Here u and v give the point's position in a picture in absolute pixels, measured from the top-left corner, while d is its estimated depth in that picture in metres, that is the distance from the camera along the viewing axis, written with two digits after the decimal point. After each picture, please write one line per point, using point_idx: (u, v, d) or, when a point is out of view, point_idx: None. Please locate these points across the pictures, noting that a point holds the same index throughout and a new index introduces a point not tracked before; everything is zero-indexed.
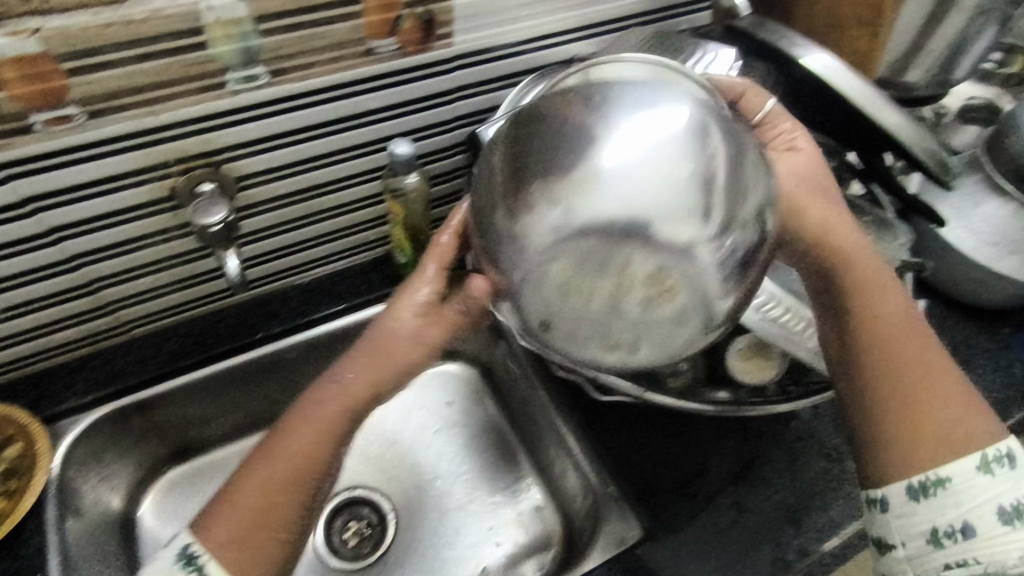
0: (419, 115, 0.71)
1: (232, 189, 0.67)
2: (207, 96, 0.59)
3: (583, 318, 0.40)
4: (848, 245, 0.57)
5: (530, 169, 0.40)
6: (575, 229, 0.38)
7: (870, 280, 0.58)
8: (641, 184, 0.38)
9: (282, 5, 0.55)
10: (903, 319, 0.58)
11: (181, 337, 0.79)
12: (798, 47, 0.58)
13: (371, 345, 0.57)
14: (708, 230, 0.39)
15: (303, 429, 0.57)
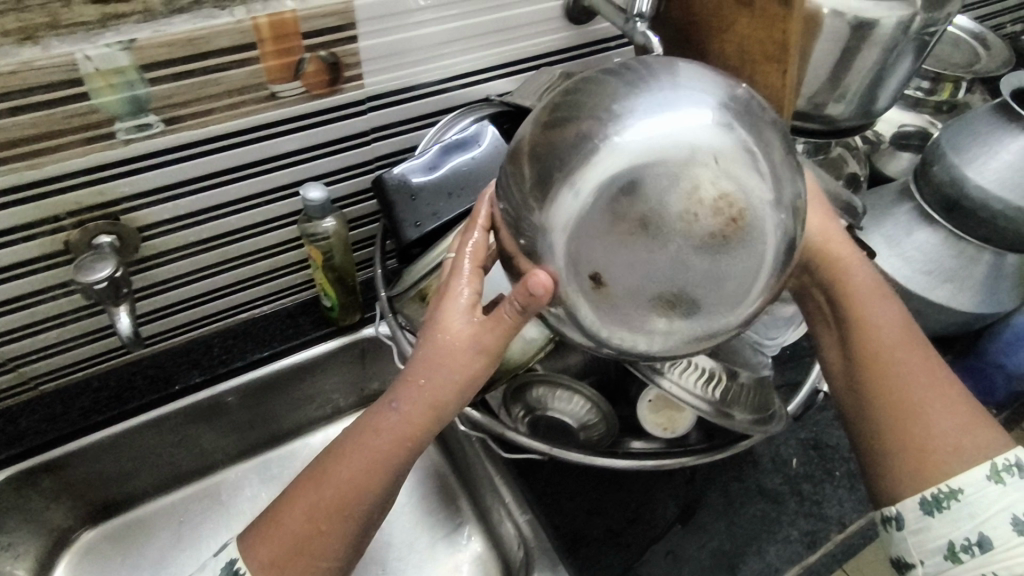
0: (336, 158, 0.69)
1: (134, 240, 0.64)
2: (98, 146, 0.56)
3: (613, 305, 0.40)
4: (845, 250, 0.58)
5: (568, 141, 0.39)
6: (627, 181, 0.37)
7: (860, 287, 0.57)
8: (687, 127, 0.37)
9: (169, 53, 0.53)
10: (900, 333, 0.56)
11: (94, 392, 0.74)
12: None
13: (425, 360, 0.47)
14: (763, 169, 0.38)
15: (373, 444, 0.48)
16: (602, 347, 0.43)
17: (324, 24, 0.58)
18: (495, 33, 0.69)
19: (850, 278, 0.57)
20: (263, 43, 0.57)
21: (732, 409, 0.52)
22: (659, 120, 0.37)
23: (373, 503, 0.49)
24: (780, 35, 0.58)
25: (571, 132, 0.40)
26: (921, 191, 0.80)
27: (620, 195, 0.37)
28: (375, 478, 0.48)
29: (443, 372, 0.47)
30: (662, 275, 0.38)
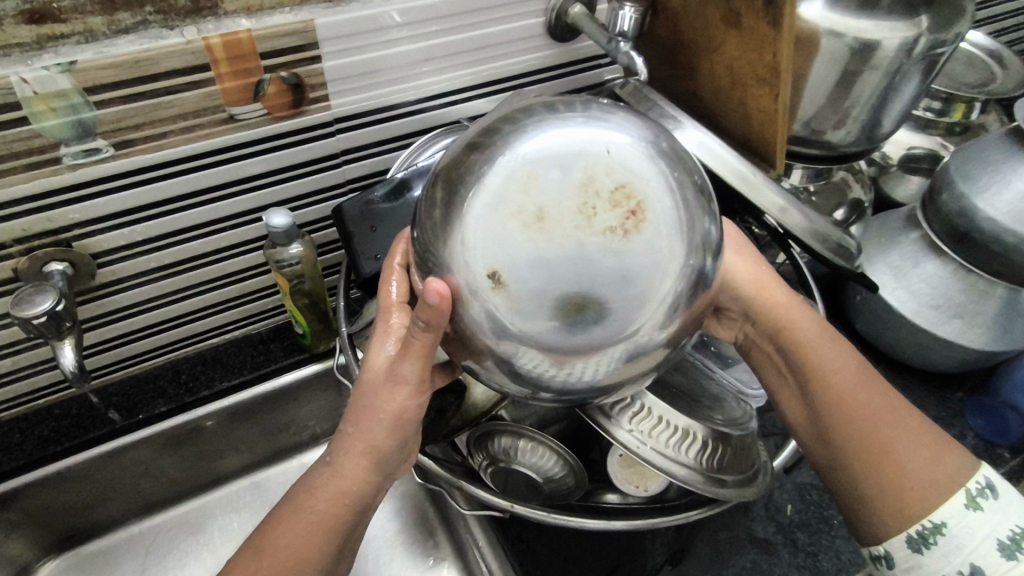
0: (304, 181, 0.65)
1: (88, 267, 0.60)
2: (42, 172, 0.53)
3: (518, 322, 0.35)
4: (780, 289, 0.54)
5: (469, 163, 0.37)
6: (523, 190, 0.34)
7: (805, 326, 0.53)
8: (585, 138, 0.35)
9: (115, 75, 0.50)
10: (852, 369, 0.52)
11: (54, 421, 0.71)
12: (677, 121, 0.54)
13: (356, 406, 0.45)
14: (670, 179, 0.36)
15: (311, 505, 0.44)
16: (527, 384, 0.39)
17: (284, 44, 0.55)
18: (472, 52, 0.65)
19: (794, 318, 0.53)
20: (217, 64, 0.54)
21: (723, 474, 0.47)
22: (557, 132, 0.35)
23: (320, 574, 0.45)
24: (770, 56, 0.53)
25: (472, 155, 0.37)
26: (929, 220, 0.75)
27: (516, 203, 0.34)
28: (319, 546, 0.44)
29: (375, 414, 0.44)
30: (563, 287, 0.34)
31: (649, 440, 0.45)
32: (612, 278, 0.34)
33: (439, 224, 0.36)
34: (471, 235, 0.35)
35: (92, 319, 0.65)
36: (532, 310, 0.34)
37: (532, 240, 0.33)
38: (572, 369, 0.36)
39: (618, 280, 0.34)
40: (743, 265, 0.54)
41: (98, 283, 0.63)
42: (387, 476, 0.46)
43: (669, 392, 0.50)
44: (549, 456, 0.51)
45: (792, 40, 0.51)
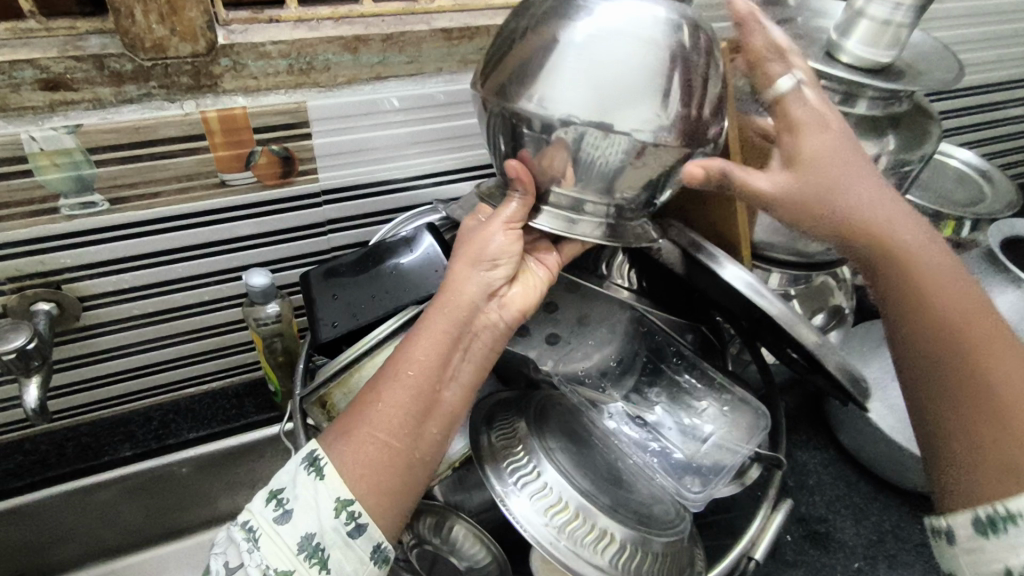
0: (287, 245, 0.69)
1: (74, 309, 0.64)
2: (41, 219, 0.57)
3: (603, 509, 0.47)
4: (841, 171, 0.49)
5: (520, 28, 0.46)
6: (588, 52, 0.42)
7: (865, 192, 0.49)
8: (632, 35, 0.43)
9: (116, 139, 0.56)
10: (924, 247, 0.48)
11: (25, 454, 0.72)
12: (715, 257, 0.54)
13: (454, 297, 0.48)
14: (552, 552, 0.44)
15: (416, 353, 0.46)
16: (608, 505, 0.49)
17: (278, 121, 0.60)
18: (457, 139, 0.70)
19: (896, 236, 0.48)
20: (212, 134, 0.59)
21: None
22: (574, 94, 0.42)
23: (428, 433, 0.46)
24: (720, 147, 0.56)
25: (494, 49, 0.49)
26: None
27: (571, 59, 0.42)
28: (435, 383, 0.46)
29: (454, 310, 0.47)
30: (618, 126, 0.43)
31: (561, 536, 0.45)
32: (661, 118, 0.43)
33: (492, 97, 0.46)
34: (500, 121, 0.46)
35: (75, 358, 0.68)
36: (558, 139, 0.44)
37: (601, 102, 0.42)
38: (653, 522, 0.49)
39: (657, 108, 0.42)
40: (810, 134, 0.50)
41: (81, 326, 0.66)
42: (476, 321, 0.48)
43: (601, 489, 0.50)
44: (473, 541, 0.51)
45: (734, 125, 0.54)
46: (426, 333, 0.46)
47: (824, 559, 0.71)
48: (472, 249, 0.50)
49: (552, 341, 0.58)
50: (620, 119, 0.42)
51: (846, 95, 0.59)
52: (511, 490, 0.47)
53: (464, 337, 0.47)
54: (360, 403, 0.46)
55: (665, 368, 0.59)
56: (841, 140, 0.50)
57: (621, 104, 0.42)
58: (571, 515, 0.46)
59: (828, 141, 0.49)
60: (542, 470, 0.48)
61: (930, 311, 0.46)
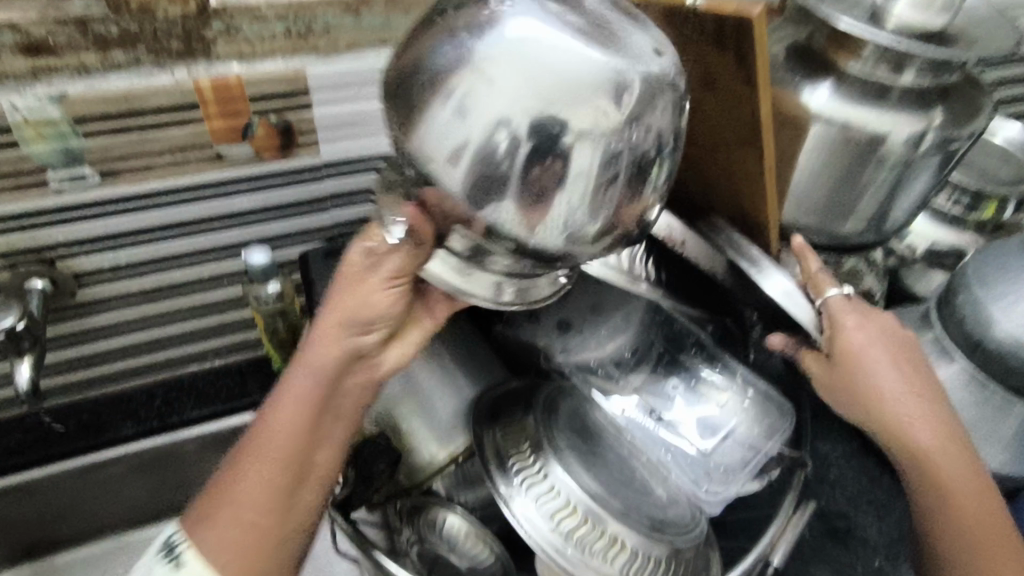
0: (289, 222, 0.66)
1: (69, 286, 0.61)
2: (30, 193, 0.55)
3: (615, 513, 0.46)
4: (895, 388, 0.50)
5: (421, 40, 0.40)
6: (497, 73, 0.36)
7: (910, 407, 0.50)
8: (554, 50, 0.36)
9: (104, 108, 0.53)
10: (952, 448, 0.50)
11: (26, 431, 0.71)
12: (760, 264, 0.52)
13: (312, 362, 0.44)
14: (559, 559, 0.43)
15: (267, 429, 0.44)
16: (624, 510, 0.47)
17: (273, 90, 0.57)
18: None
19: (929, 447, 0.50)
20: (206, 105, 0.56)
21: None
22: (480, 123, 0.36)
23: (302, 500, 0.45)
24: (748, 118, 0.51)
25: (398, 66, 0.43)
26: (942, 322, 0.70)
27: (478, 85, 0.37)
28: (297, 454, 0.44)
29: (312, 384, 0.44)
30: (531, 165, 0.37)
31: (569, 543, 0.44)
32: (582, 152, 0.37)
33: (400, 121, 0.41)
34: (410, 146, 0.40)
35: (73, 336, 0.66)
36: (466, 174, 0.38)
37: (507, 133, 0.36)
38: (664, 525, 0.47)
39: (581, 142, 0.37)
40: (865, 341, 0.51)
41: (79, 303, 0.64)
42: (341, 381, 0.45)
43: (612, 490, 0.48)
44: (475, 540, 0.50)
45: (767, 94, 0.49)
46: (285, 408, 0.44)
47: (844, 554, 0.69)
48: (342, 311, 0.44)
49: (563, 329, 0.56)
50: (537, 149, 0.36)
51: (896, 65, 0.55)
52: (517, 492, 0.45)
53: (331, 403, 0.45)
54: (221, 483, 0.45)
55: (684, 359, 0.55)
56: (885, 352, 0.51)
57: (556, 115, 0.36)
58: (579, 520, 0.45)
59: (875, 347, 0.51)
60: (549, 471, 0.46)
61: (949, 494, 0.50)
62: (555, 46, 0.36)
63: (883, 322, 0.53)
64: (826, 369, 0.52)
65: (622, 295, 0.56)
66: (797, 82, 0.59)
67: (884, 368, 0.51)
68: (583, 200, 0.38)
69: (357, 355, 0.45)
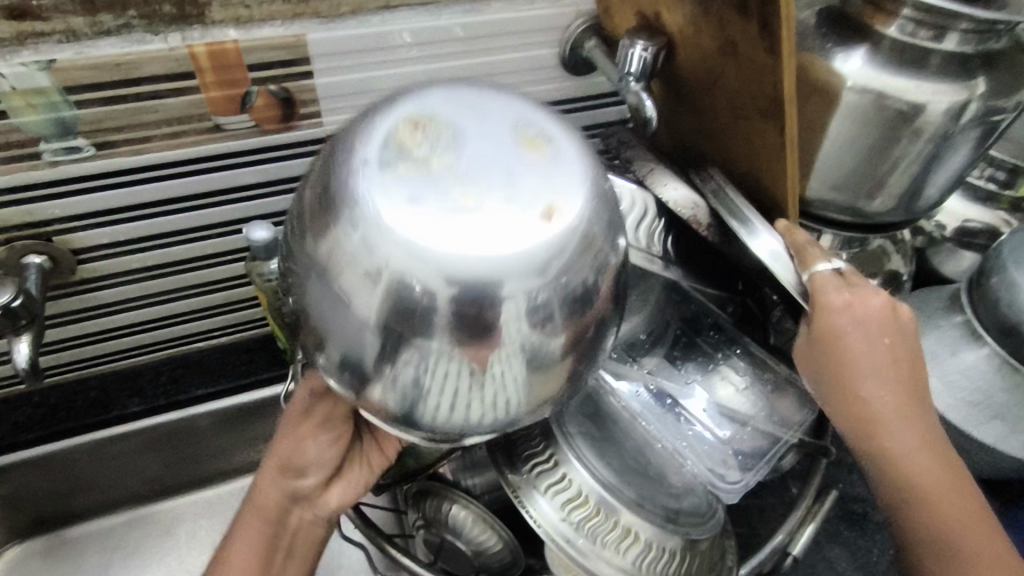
0: (292, 196, 0.64)
1: (68, 262, 0.60)
2: (22, 165, 0.53)
3: (629, 504, 0.44)
4: (869, 372, 0.45)
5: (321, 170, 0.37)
6: (422, 213, 0.33)
7: (891, 400, 0.46)
8: (486, 187, 0.34)
9: (96, 76, 0.50)
10: (927, 441, 0.46)
11: (32, 407, 0.70)
12: (748, 224, 0.48)
13: (262, 499, 0.50)
14: (569, 550, 0.42)
15: (232, 560, 0.49)
16: (639, 499, 0.45)
17: (273, 57, 0.54)
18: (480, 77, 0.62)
19: (902, 439, 0.46)
20: (201, 73, 0.53)
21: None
22: (403, 270, 0.33)
23: None
24: (771, 91, 0.48)
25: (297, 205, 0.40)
26: (974, 304, 0.66)
27: (399, 224, 0.33)
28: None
29: (263, 517, 0.49)
30: (466, 309, 0.34)
31: (580, 534, 0.42)
32: (524, 297, 0.34)
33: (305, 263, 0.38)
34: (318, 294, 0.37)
35: (74, 313, 0.65)
36: (391, 325, 0.35)
37: (439, 284, 0.33)
38: (680, 516, 0.46)
39: (522, 286, 0.34)
40: (849, 320, 0.44)
41: (79, 280, 0.62)
42: (291, 513, 0.50)
43: (629, 479, 0.46)
44: (482, 526, 0.48)
45: (793, 66, 0.46)
46: (241, 542, 0.49)
47: (864, 541, 0.66)
48: (277, 458, 0.50)
49: None
50: (471, 295, 0.34)
51: (936, 30, 0.52)
52: (526, 481, 0.44)
53: (279, 536, 0.50)
54: None
55: (700, 342, 0.54)
56: (865, 331, 0.45)
57: (470, 273, 0.33)
58: (591, 511, 0.43)
59: (856, 328, 0.45)
60: (560, 459, 0.45)
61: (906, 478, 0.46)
62: (485, 186, 0.34)
63: (879, 303, 0.45)
64: (807, 349, 0.47)
65: None
66: (828, 49, 0.55)
67: (863, 348, 0.45)
68: (524, 342, 0.36)
69: (297, 489, 0.50)
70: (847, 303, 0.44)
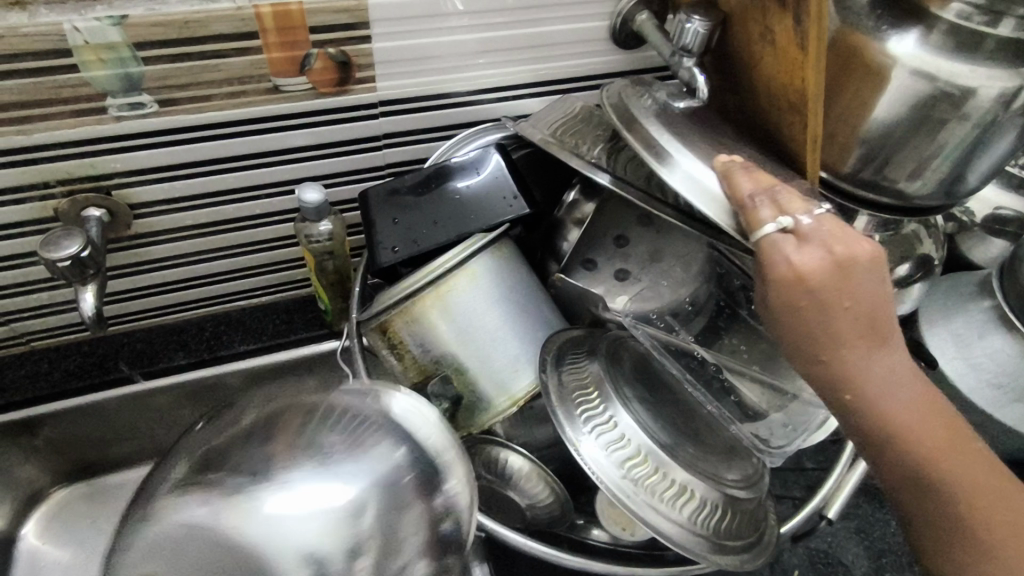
0: (343, 159, 0.65)
1: (125, 216, 0.62)
2: (88, 119, 0.55)
3: (688, 461, 0.47)
4: (829, 333, 0.44)
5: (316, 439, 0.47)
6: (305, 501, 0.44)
7: (867, 362, 0.44)
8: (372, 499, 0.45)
9: (164, 33, 0.51)
10: (901, 387, 0.45)
11: (81, 356, 0.72)
12: (664, 154, 0.48)
13: None
14: (627, 503, 0.44)
15: None
16: (690, 460, 0.47)
17: (334, 20, 0.55)
18: (528, 48, 0.63)
19: (883, 400, 0.45)
20: (265, 33, 0.54)
21: (714, 536, 0.45)
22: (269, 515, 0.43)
23: None
24: (801, 86, 0.50)
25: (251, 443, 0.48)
26: (1004, 289, 0.67)
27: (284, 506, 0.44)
28: None
29: None
30: None
31: (640, 489, 0.44)
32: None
33: (207, 512, 0.44)
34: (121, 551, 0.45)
35: (128, 266, 0.67)
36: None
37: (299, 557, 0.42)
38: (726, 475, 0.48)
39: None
40: (802, 287, 0.44)
41: (134, 234, 0.64)
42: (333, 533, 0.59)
43: (681, 439, 0.48)
44: (534, 478, 0.50)
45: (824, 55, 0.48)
46: None
47: (881, 514, 0.68)
48: None
49: (621, 277, 0.56)
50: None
51: (991, 15, 0.52)
52: (582, 431, 0.46)
53: None
54: None
55: (743, 316, 0.56)
56: (822, 293, 0.43)
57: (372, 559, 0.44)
58: (650, 469, 0.45)
59: (812, 291, 0.43)
60: (618, 419, 0.47)
61: (883, 425, 0.45)
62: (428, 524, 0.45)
63: (824, 260, 0.44)
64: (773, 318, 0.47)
65: (685, 247, 0.56)
66: (883, 30, 0.55)
67: (818, 306, 0.44)
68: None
69: None
70: (797, 269, 0.43)
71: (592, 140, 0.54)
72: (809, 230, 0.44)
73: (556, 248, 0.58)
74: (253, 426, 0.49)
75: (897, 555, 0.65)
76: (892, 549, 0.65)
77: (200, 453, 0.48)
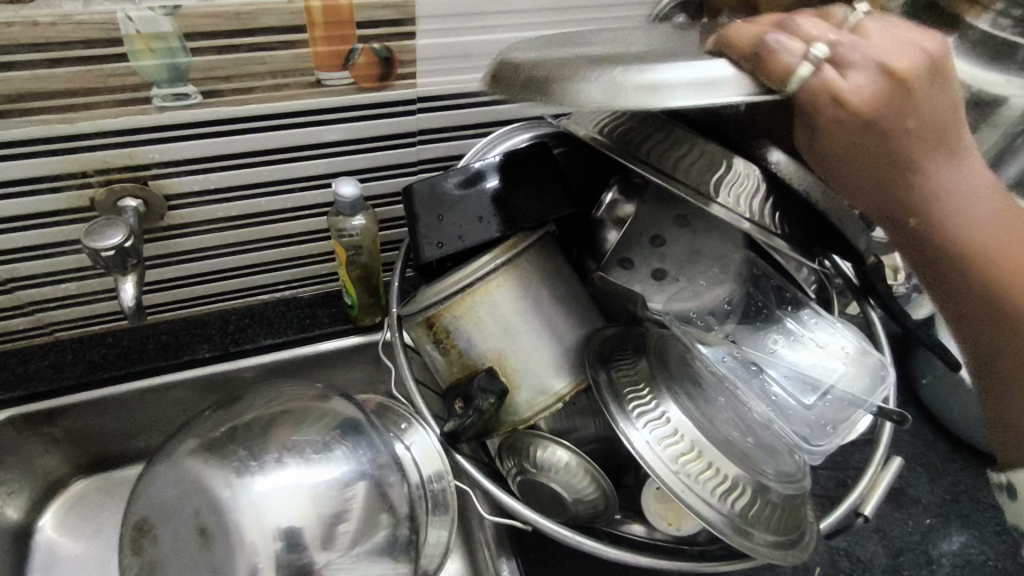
0: (378, 155, 0.65)
1: (160, 206, 0.61)
2: (132, 109, 0.55)
3: (739, 455, 0.49)
4: (893, 160, 0.42)
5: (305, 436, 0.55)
6: (291, 488, 0.52)
7: (944, 172, 0.43)
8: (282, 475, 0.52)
9: (215, 25, 0.52)
10: (973, 196, 0.44)
11: (106, 347, 0.72)
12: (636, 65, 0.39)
13: None
14: (681, 495, 0.46)
15: None
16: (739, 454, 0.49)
17: (380, 16, 0.55)
18: None
19: (954, 208, 0.44)
20: (313, 27, 0.54)
21: (763, 530, 0.47)
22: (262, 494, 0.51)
23: None
24: None
25: (254, 433, 0.55)
26: None
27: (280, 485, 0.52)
28: None
29: None
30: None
31: (693, 483, 0.46)
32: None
33: (209, 484, 0.52)
34: (135, 497, 0.55)
35: (159, 257, 0.67)
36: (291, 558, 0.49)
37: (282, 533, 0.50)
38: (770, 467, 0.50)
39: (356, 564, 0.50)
40: (862, 127, 0.41)
41: (167, 224, 0.64)
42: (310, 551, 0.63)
43: (726, 434, 0.50)
44: (582, 476, 0.50)
45: None
46: None
47: (898, 514, 0.69)
48: None
49: (659, 276, 0.57)
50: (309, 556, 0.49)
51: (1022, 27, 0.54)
52: (633, 426, 0.48)
53: None
54: None
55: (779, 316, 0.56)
56: (889, 122, 0.41)
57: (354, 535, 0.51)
58: (704, 465, 0.47)
59: (878, 123, 0.41)
60: (669, 415, 0.49)
61: (953, 244, 0.45)
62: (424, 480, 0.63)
63: (880, 81, 0.40)
64: (828, 156, 0.45)
65: (720, 248, 0.58)
66: None
67: (885, 136, 0.42)
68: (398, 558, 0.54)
69: None
70: (858, 101, 0.40)
71: (643, 137, 0.53)
72: (849, 59, 0.40)
73: (596, 247, 0.60)
74: (261, 419, 0.56)
75: (915, 554, 0.66)
76: (911, 549, 0.66)
77: (188, 441, 0.56)
